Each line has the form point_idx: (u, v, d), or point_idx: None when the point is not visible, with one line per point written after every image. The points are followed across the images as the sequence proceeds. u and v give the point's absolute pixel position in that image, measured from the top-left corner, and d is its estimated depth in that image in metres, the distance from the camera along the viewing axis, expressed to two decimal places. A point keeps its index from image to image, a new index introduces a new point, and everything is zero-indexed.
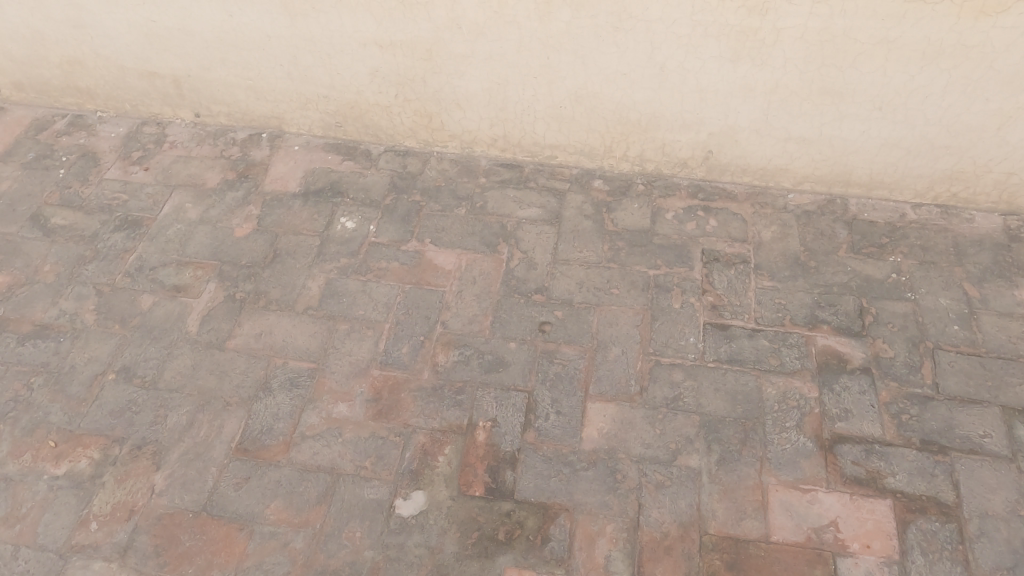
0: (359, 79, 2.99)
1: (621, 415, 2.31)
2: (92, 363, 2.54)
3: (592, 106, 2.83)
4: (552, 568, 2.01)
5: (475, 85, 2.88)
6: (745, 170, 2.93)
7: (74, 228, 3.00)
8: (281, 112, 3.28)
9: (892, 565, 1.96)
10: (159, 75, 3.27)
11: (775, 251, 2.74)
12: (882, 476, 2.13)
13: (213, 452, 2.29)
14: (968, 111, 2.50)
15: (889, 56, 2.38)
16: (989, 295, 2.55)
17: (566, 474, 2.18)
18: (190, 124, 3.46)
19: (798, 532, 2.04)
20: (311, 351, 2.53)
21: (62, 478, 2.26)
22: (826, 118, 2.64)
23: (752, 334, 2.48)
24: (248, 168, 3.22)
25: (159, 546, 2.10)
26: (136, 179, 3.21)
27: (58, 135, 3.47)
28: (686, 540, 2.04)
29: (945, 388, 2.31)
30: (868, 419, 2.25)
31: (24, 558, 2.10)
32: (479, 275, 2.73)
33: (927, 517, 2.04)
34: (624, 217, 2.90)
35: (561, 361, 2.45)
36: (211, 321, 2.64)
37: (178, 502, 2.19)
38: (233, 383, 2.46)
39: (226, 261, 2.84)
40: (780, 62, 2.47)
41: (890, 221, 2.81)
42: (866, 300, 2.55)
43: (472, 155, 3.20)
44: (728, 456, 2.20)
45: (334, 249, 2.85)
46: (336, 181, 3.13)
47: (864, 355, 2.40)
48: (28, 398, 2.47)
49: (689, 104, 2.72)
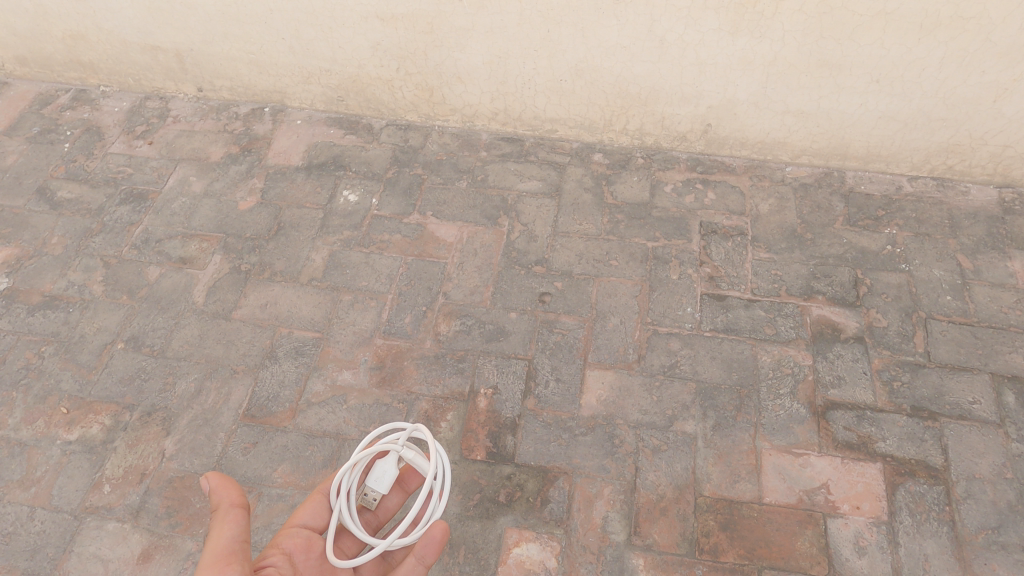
0: (361, 53, 3.01)
1: (618, 382, 2.36)
2: (102, 333, 2.60)
3: (592, 79, 2.85)
4: (551, 529, 2.07)
5: (476, 59, 2.90)
6: (744, 143, 2.95)
7: (81, 202, 3.04)
8: (283, 87, 3.30)
9: (880, 525, 2.03)
10: (162, 49, 3.28)
11: (773, 223, 2.78)
12: (873, 441, 2.18)
13: (221, 418, 2.35)
14: (965, 84, 2.53)
15: (887, 28, 2.40)
16: (982, 266, 2.59)
17: (565, 439, 2.24)
18: (193, 98, 3.49)
19: (790, 494, 2.10)
20: (315, 321, 2.58)
21: (74, 443, 2.32)
22: (825, 90, 2.66)
23: (748, 305, 2.53)
24: (251, 143, 3.24)
25: (170, 507, 2.17)
26: (141, 153, 3.24)
27: (61, 110, 3.49)
28: (681, 501, 2.10)
29: (937, 356, 2.36)
30: (860, 386, 2.30)
31: (39, 519, 2.17)
32: (480, 247, 2.77)
33: (916, 480, 2.10)
34: (623, 190, 2.93)
35: (560, 330, 2.50)
36: (217, 292, 2.69)
37: (188, 466, 2.25)
38: (239, 352, 2.52)
39: (231, 233, 2.88)
40: (779, 34, 2.49)
41: (886, 194, 2.85)
42: (861, 272, 2.59)
43: (473, 129, 3.23)
44: (723, 422, 2.25)
45: (337, 221, 2.89)
46: (339, 155, 3.16)
47: (858, 324, 2.45)
48: (40, 365, 2.53)
49: (688, 76, 2.74)
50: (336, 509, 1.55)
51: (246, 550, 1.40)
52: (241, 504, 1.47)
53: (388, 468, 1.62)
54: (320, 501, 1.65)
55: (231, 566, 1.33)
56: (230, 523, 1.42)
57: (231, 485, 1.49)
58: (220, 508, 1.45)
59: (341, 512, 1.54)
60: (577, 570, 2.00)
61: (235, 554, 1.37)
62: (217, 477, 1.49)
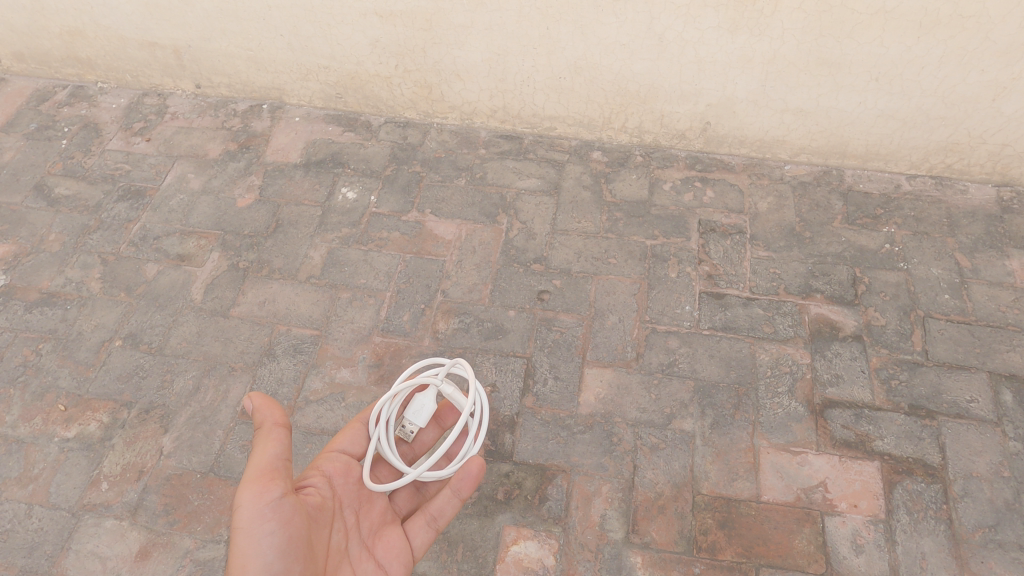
0: (360, 50, 3.00)
1: (617, 380, 2.36)
2: (99, 330, 2.59)
3: (591, 77, 2.85)
4: (549, 527, 2.07)
5: (475, 56, 2.89)
6: (742, 141, 2.95)
7: (79, 198, 3.03)
8: (282, 84, 3.29)
9: (878, 523, 2.03)
10: (160, 46, 3.28)
11: (771, 221, 2.78)
12: (871, 440, 2.19)
13: (220, 416, 2.35)
14: (964, 83, 2.53)
15: (886, 26, 2.39)
16: (980, 265, 2.59)
17: (563, 437, 2.24)
18: (191, 95, 3.48)
19: (788, 492, 2.10)
20: (314, 318, 2.58)
21: (72, 441, 2.32)
22: (824, 88, 2.66)
23: (746, 303, 2.53)
24: (250, 140, 3.24)
25: (168, 504, 2.17)
26: (139, 149, 3.23)
27: (59, 106, 3.48)
28: (679, 500, 2.10)
29: (935, 354, 2.36)
30: (858, 385, 2.30)
31: (37, 516, 2.17)
32: (479, 244, 2.77)
33: (914, 478, 2.10)
34: (622, 188, 2.93)
35: (559, 328, 2.50)
36: (215, 289, 2.69)
37: (186, 463, 2.25)
38: (238, 349, 2.51)
39: (229, 230, 2.88)
40: (778, 32, 2.49)
41: (884, 192, 2.85)
42: (860, 271, 2.59)
43: (472, 127, 3.22)
44: (722, 420, 2.25)
45: (335, 219, 2.88)
46: (337, 152, 3.15)
47: (857, 323, 2.45)
48: (38, 362, 2.52)
49: (687, 74, 2.74)
50: (374, 437, 1.70)
51: (287, 468, 1.52)
52: (284, 423, 1.58)
53: (427, 402, 1.76)
54: (360, 429, 1.82)
55: (274, 483, 1.47)
56: (274, 441, 1.53)
57: (275, 406, 1.60)
58: (264, 425, 1.56)
59: (379, 440, 1.69)
60: (575, 568, 2.00)
61: (277, 471, 1.49)
62: (264, 396, 1.60)
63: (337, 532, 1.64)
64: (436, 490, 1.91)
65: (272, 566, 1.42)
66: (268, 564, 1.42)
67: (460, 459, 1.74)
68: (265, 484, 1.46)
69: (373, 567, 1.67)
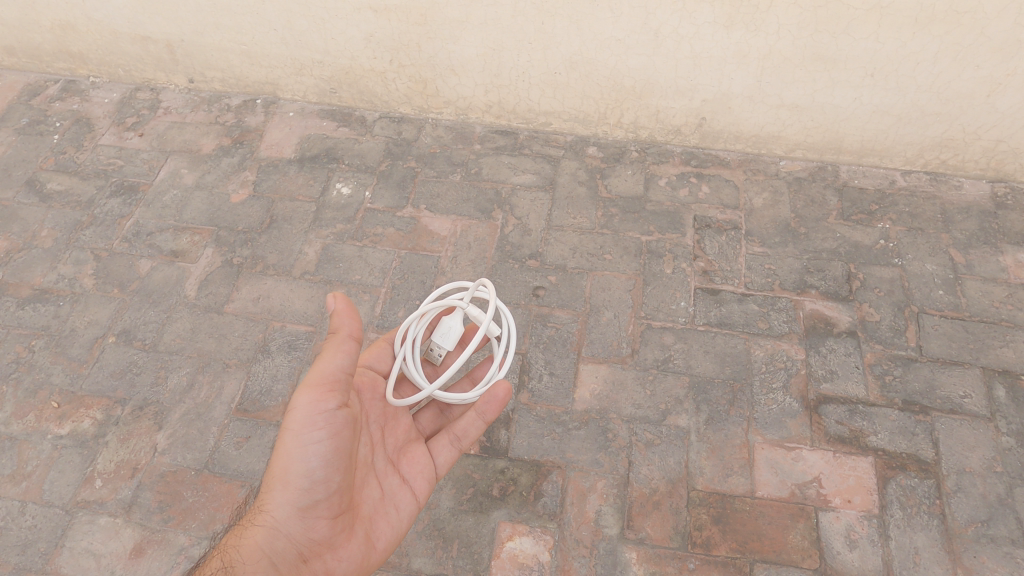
0: (354, 44, 2.99)
1: (612, 376, 2.36)
2: (93, 327, 2.58)
3: (587, 72, 2.84)
4: (544, 523, 2.08)
5: (470, 51, 2.88)
6: (738, 137, 2.95)
7: (71, 194, 3.01)
8: (275, 78, 3.27)
9: (871, 519, 2.04)
10: (152, 40, 3.25)
11: (766, 217, 2.78)
12: (865, 435, 2.19)
13: (214, 412, 2.34)
14: (959, 78, 2.53)
15: (882, 22, 2.39)
16: (974, 260, 2.60)
17: (558, 433, 2.24)
18: (184, 90, 3.45)
19: (782, 488, 2.11)
20: (308, 315, 2.57)
21: (66, 438, 2.31)
22: (819, 84, 2.66)
23: (742, 299, 2.53)
24: (243, 135, 3.22)
25: (163, 502, 2.16)
26: (132, 145, 3.21)
27: (50, 101, 3.46)
28: (674, 495, 2.11)
29: (928, 350, 2.37)
30: (853, 380, 2.31)
31: (31, 514, 2.16)
32: (474, 240, 2.76)
33: (907, 473, 2.11)
34: (617, 184, 2.92)
35: (554, 325, 2.50)
36: (209, 285, 2.67)
37: (181, 460, 2.24)
38: (232, 345, 2.50)
39: (223, 226, 2.86)
40: (774, 27, 2.49)
41: (879, 188, 2.85)
42: (854, 267, 2.60)
43: (467, 122, 3.21)
44: (716, 416, 2.26)
45: (330, 215, 2.87)
46: (332, 147, 3.14)
47: (851, 318, 2.46)
48: (31, 359, 2.51)
49: (683, 70, 2.73)
50: (401, 356, 1.74)
51: (349, 377, 1.65)
52: (358, 335, 1.67)
53: (454, 325, 1.74)
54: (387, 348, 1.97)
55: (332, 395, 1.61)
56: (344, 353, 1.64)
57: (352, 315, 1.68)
58: (340, 332, 1.65)
59: (405, 360, 1.74)
60: (571, 563, 2.00)
61: (337, 383, 1.63)
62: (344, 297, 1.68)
63: (364, 445, 1.76)
64: (459, 414, 2.04)
65: (313, 471, 1.58)
66: (311, 467, 1.58)
67: (485, 383, 1.78)
68: (323, 393, 1.60)
69: (398, 481, 1.81)
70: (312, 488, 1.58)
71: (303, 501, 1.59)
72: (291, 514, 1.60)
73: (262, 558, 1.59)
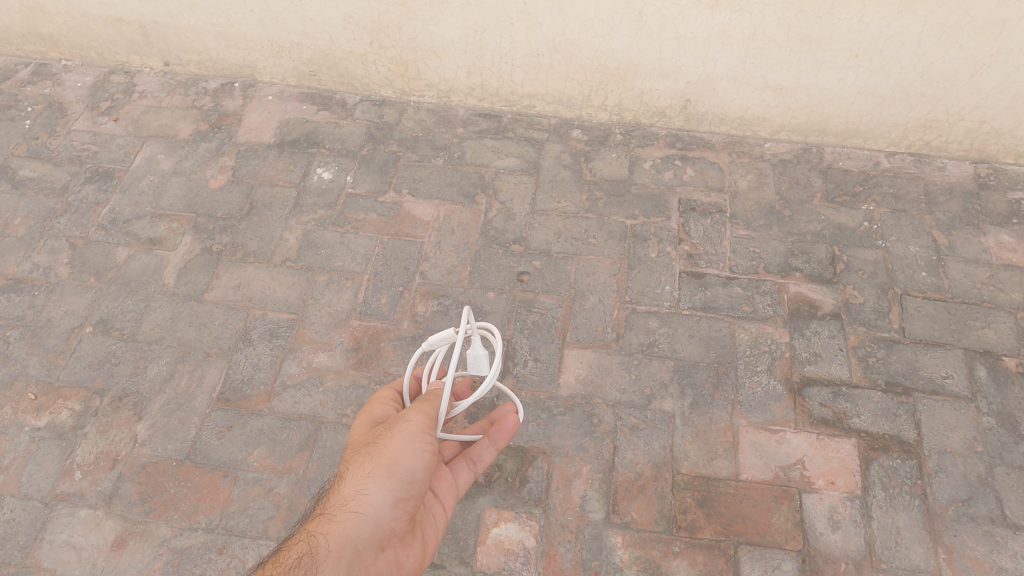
0: (333, 26, 2.93)
1: (597, 360, 2.35)
2: (69, 317, 2.53)
3: (570, 53, 2.80)
4: (530, 509, 2.08)
5: (451, 33, 2.83)
6: (722, 119, 2.93)
7: (44, 181, 2.95)
8: (253, 61, 3.21)
9: (854, 500, 2.05)
10: (125, 21, 3.16)
11: (751, 200, 2.76)
12: (848, 417, 2.20)
13: (195, 402, 2.31)
14: (943, 59, 2.52)
15: (867, 2, 2.37)
16: (957, 242, 2.60)
17: (543, 419, 2.24)
18: (159, 73, 3.38)
19: (766, 471, 2.12)
20: (290, 302, 2.54)
21: (44, 430, 2.28)
22: (804, 65, 2.64)
23: (726, 283, 2.52)
24: (221, 119, 3.15)
25: (144, 493, 2.14)
26: (106, 130, 3.14)
27: (21, 85, 3.37)
28: (659, 480, 2.11)
29: (911, 332, 2.38)
30: (836, 362, 2.32)
31: (9, 507, 2.13)
32: (457, 225, 2.73)
33: (889, 455, 2.13)
34: (602, 167, 2.90)
35: (539, 310, 2.48)
36: (188, 273, 2.63)
37: (162, 451, 2.21)
38: (212, 334, 2.47)
39: (202, 212, 2.81)
40: (758, 8, 2.45)
41: (864, 169, 2.84)
42: (838, 249, 2.60)
43: (449, 105, 3.16)
44: (701, 400, 2.26)
45: (311, 200, 2.83)
46: (312, 131, 3.08)
47: (835, 301, 2.46)
48: (6, 350, 2.46)
49: (666, 51, 2.70)
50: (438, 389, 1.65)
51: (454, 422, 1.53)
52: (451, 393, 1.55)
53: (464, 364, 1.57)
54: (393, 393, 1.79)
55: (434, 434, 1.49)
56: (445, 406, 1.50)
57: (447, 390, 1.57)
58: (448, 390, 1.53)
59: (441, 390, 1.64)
60: (556, 549, 2.01)
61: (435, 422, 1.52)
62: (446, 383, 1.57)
63: None
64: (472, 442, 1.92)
65: (420, 471, 1.43)
66: (417, 466, 1.42)
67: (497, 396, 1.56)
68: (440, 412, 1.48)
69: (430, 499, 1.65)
70: (414, 482, 1.41)
71: (403, 494, 1.39)
72: (386, 503, 1.38)
73: (348, 544, 1.30)
